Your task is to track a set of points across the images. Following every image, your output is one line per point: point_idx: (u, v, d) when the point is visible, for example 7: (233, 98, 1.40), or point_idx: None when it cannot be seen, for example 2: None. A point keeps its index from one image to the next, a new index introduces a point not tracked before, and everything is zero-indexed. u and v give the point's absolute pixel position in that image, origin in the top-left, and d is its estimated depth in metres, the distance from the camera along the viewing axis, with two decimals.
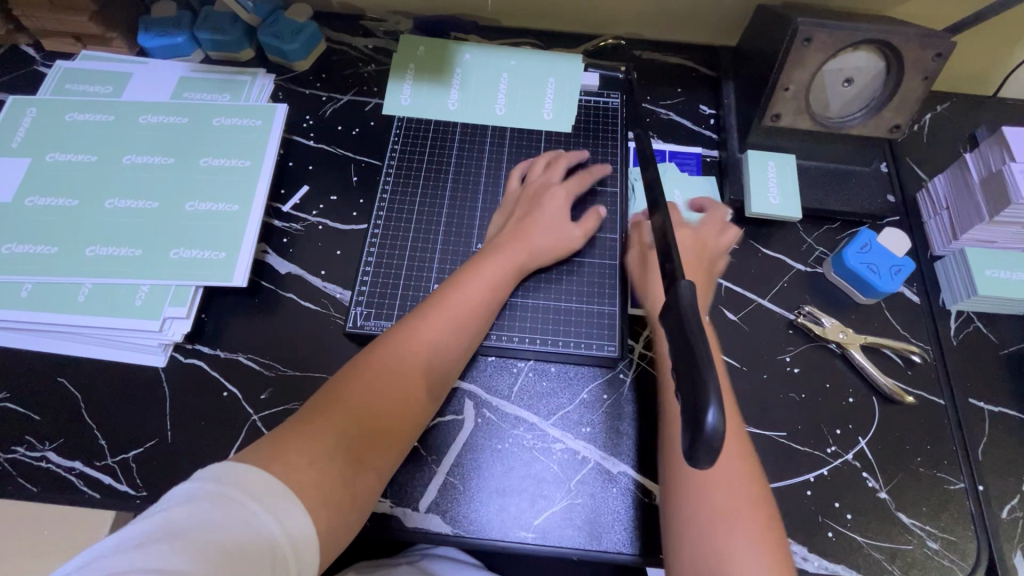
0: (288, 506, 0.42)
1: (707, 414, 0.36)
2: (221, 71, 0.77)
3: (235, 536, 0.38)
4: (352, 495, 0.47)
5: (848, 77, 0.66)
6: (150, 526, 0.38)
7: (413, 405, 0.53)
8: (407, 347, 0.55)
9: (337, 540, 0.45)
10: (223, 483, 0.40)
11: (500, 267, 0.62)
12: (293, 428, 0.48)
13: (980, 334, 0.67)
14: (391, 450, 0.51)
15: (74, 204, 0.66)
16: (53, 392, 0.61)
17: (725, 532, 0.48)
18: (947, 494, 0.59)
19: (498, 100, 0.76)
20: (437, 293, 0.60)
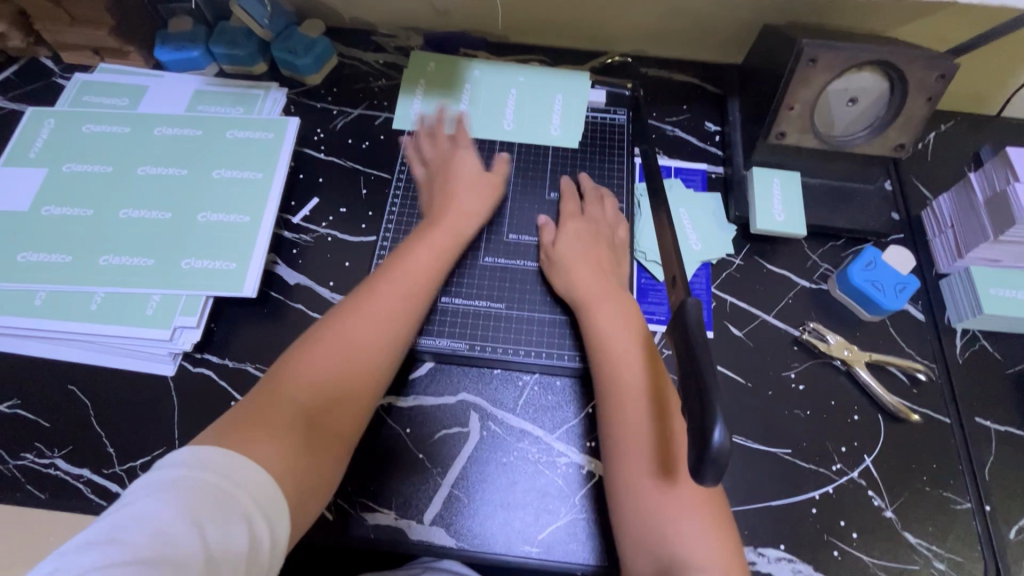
0: (263, 487, 0.43)
1: (714, 433, 0.37)
2: (235, 85, 0.78)
3: (229, 537, 0.39)
4: (317, 464, 0.49)
5: (853, 97, 0.66)
6: (146, 511, 0.39)
7: (371, 373, 0.54)
8: (358, 317, 0.56)
9: (304, 508, 0.47)
10: (221, 474, 0.42)
11: (443, 238, 0.64)
12: (252, 405, 0.49)
13: (986, 352, 0.67)
14: (352, 417, 0.53)
15: (88, 214, 0.67)
16: (63, 399, 0.62)
17: (667, 516, 0.50)
18: (953, 514, 0.59)
19: (506, 115, 0.77)
20: (385, 264, 0.61)
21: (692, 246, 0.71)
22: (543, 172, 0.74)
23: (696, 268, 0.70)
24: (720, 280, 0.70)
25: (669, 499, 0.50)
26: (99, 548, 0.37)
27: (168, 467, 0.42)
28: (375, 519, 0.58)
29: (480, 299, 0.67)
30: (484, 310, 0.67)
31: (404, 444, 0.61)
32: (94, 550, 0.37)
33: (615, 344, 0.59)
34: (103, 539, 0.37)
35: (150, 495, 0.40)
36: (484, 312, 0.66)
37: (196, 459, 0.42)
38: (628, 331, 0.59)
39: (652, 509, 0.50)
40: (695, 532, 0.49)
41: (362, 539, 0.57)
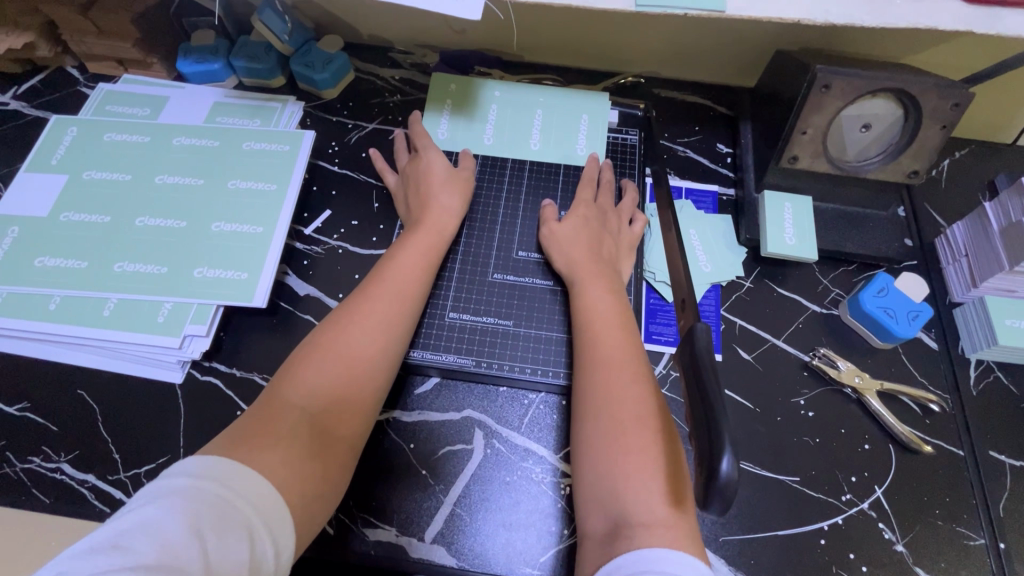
0: (266, 498, 0.44)
1: (722, 462, 0.36)
2: (253, 97, 0.80)
3: (231, 552, 0.39)
4: (323, 468, 0.49)
5: (866, 123, 0.66)
6: (153, 518, 0.39)
7: (369, 378, 0.55)
8: (350, 321, 0.57)
9: (312, 513, 0.47)
10: (230, 487, 0.42)
11: (427, 238, 0.66)
12: (257, 413, 0.50)
13: (1000, 384, 0.66)
14: (355, 422, 0.53)
15: (104, 221, 0.68)
16: (72, 403, 0.62)
17: (618, 478, 0.49)
18: (966, 549, 0.58)
19: (533, 136, 0.78)
20: (376, 268, 0.63)
21: (702, 268, 0.71)
22: (553, 190, 0.75)
23: (706, 290, 0.70)
24: (729, 302, 0.70)
25: (622, 460, 0.50)
26: (103, 552, 0.37)
27: (178, 476, 0.42)
28: (375, 535, 0.58)
29: (488, 316, 0.67)
30: (490, 326, 0.67)
31: (406, 459, 0.61)
32: (98, 554, 0.37)
33: (591, 332, 0.59)
34: (108, 544, 0.37)
35: (159, 502, 0.40)
36: (491, 329, 0.66)
37: (206, 470, 0.43)
38: (618, 327, 0.59)
39: (603, 474, 0.50)
40: (646, 497, 0.48)
41: (359, 554, 0.57)
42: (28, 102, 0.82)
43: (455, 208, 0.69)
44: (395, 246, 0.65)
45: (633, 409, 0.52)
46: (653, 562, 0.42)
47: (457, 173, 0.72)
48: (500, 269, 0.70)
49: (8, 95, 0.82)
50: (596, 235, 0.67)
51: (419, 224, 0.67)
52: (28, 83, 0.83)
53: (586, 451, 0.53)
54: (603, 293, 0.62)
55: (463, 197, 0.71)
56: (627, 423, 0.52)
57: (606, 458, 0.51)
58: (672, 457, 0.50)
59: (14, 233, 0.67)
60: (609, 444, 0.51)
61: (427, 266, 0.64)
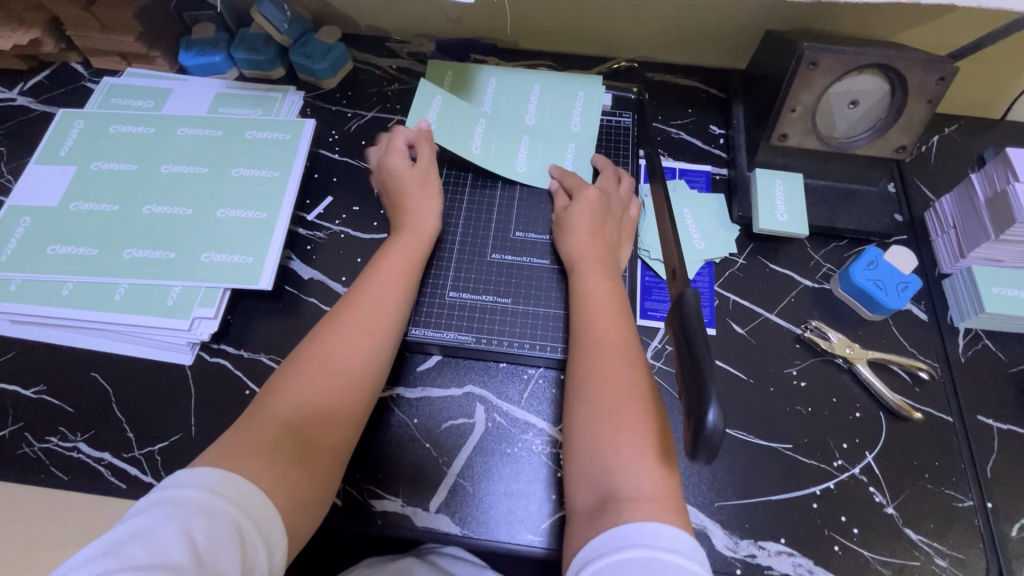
0: (257, 502, 0.46)
1: (708, 415, 0.37)
2: (254, 88, 0.82)
3: (223, 554, 0.41)
4: (310, 475, 0.51)
5: (854, 99, 0.67)
6: (142, 527, 0.41)
7: (355, 386, 0.56)
8: (335, 330, 0.58)
9: (301, 517, 0.49)
10: (221, 493, 0.44)
11: (415, 245, 0.67)
12: (240, 426, 0.51)
13: (989, 351, 0.67)
14: (340, 428, 0.54)
15: (112, 209, 0.70)
16: (86, 385, 0.64)
17: (606, 455, 0.51)
18: (956, 511, 0.59)
19: (518, 158, 0.76)
20: (363, 275, 0.64)
21: (696, 245, 0.72)
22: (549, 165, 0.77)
23: (700, 267, 0.72)
24: (723, 279, 0.72)
25: (609, 435, 0.52)
26: (98, 559, 0.39)
27: (170, 486, 0.44)
28: (381, 505, 0.60)
29: (487, 295, 0.69)
30: (490, 305, 0.68)
31: (411, 434, 0.63)
32: (93, 561, 0.39)
33: (584, 319, 0.61)
34: (103, 551, 0.39)
35: (152, 510, 0.42)
36: (490, 307, 0.68)
37: (199, 478, 0.45)
38: (609, 318, 0.60)
39: (590, 454, 0.52)
40: (634, 477, 0.49)
41: (369, 525, 0.59)
42: (34, 98, 0.83)
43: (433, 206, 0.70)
44: (385, 248, 0.66)
45: (624, 394, 0.54)
46: (637, 536, 0.44)
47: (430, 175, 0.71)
48: (499, 251, 0.71)
49: (15, 91, 0.84)
50: (597, 216, 0.68)
51: (402, 231, 0.67)
52: (34, 79, 0.85)
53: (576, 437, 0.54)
54: (598, 278, 0.63)
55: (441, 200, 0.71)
56: (618, 406, 0.53)
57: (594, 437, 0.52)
58: (662, 431, 0.52)
59: (26, 223, 0.69)
60: (596, 430, 0.53)
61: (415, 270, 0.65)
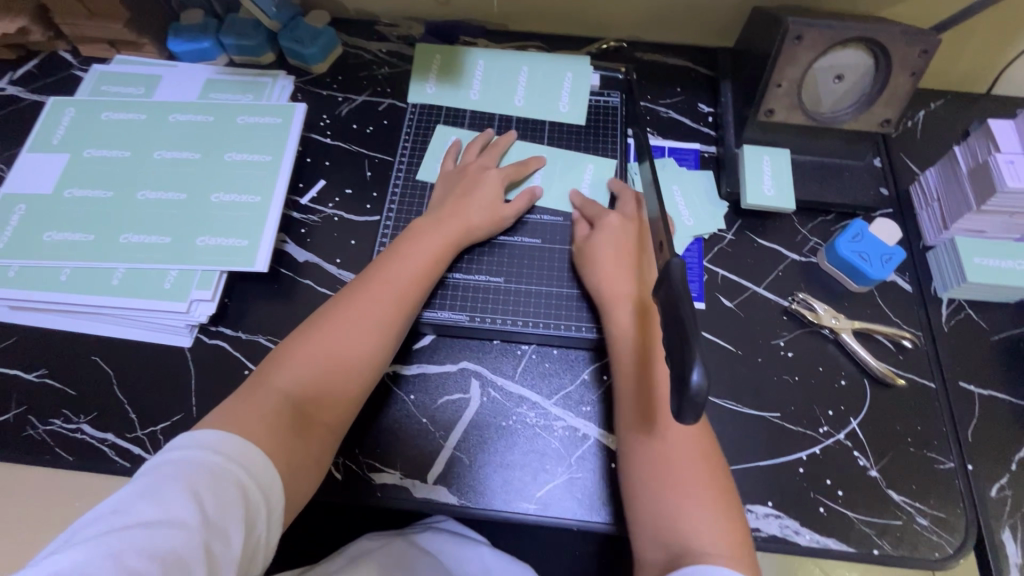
0: (258, 463, 0.48)
1: (692, 373, 0.38)
2: (244, 74, 0.82)
3: (227, 508, 0.43)
4: (305, 446, 0.53)
5: (839, 74, 0.68)
6: (151, 486, 0.43)
7: (356, 375, 0.57)
8: (344, 316, 0.59)
9: (297, 485, 0.51)
10: (221, 453, 0.46)
11: (444, 241, 0.66)
12: (243, 390, 0.54)
13: (971, 320, 0.69)
14: (335, 411, 0.56)
15: (107, 195, 0.70)
16: (88, 369, 0.66)
17: (670, 500, 0.52)
18: (937, 473, 0.61)
19: (533, 180, 0.74)
20: (379, 262, 0.64)
21: (685, 222, 0.74)
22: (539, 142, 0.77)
23: (689, 243, 0.73)
24: (712, 254, 0.73)
25: (671, 478, 0.53)
26: (107, 517, 0.41)
27: (172, 448, 0.46)
28: (380, 478, 0.61)
29: (480, 274, 0.70)
30: (484, 284, 0.69)
31: (408, 409, 0.64)
32: (104, 519, 0.41)
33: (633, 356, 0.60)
34: (112, 509, 0.41)
35: (157, 471, 0.44)
36: (484, 287, 0.69)
37: (199, 440, 0.47)
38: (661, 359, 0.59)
39: (655, 495, 0.52)
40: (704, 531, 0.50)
41: (368, 497, 0.61)
42: (24, 87, 0.83)
43: (484, 222, 0.69)
44: (406, 239, 0.66)
45: (683, 440, 0.54)
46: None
47: (504, 211, 0.70)
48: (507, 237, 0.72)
49: (4, 80, 0.84)
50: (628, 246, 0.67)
51: (427, 223, 0.67)
52: (23, 69, 0.85)
53: (633, 473, 0.54)
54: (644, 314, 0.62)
55: (489, 213, 0.69)
56: (680, 455, 0.53)
57: (659, 477, 0.53)
58: (720, 478, 0.53)
59: (21, 211, 0.70)
60: (652, 466, 0.54)
61: (435, 268, 0.65)
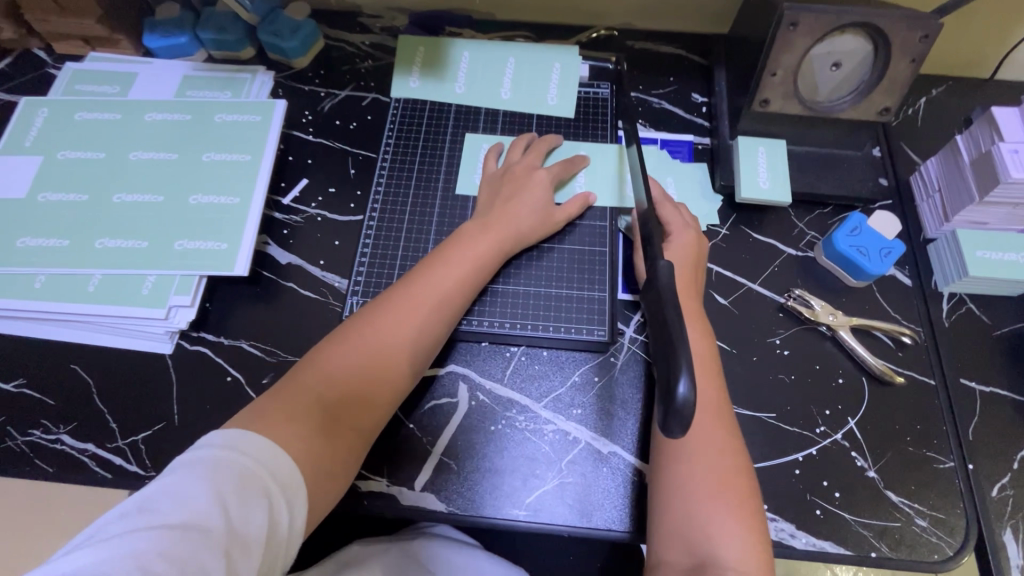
0: (283, 468, 0.47)
1: (679, 383, 0.36)
2: (222, 70, 0.79)
3: (249, 512, 0.43)
4: (334, 450, 0.52)
5: (836, 61, 0.66)
6: (177, 485, 0.43)
7: (391, 381, 0.56)
8: (383, 320, 0.57)
9: (321, 490, 0.51)
10: (247, 455, 0.46)
11: (489, 245, 0.63)
12: (280, 387, 0.53)
13: (972, 315, 0.67)
14: (367, 416, 0.55)
15: (83, 199, 0.68)
16: (66, 378, 0.64)
17: (701, 515, 0.51)
18: (937, 472, 0.60)
19: (578, 176, 0.72)
20: (424, 265, 0.62)
21: None
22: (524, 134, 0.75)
23: None
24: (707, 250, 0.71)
25: (704, 493, 0.51)
26: (131, 515, 0.41)
27: (198, 447, 0.46)
28: (367, 486, 0.60)
29: None
30: None
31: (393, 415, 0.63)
32: (128, 517, 0.41)
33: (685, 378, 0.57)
34: (136, 508, 0.42)
35: (182, 470, 0.44)
36: None
37: (225, 440, 0.47)
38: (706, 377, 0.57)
39: (685, 513, 0.51)
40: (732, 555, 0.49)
41: (355, 506, 0.59)
42: None
43: (531, 228, 0.66)
44: (450, 243, 0.64)
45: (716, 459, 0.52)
46: None
47: (552, 217, 0.68)
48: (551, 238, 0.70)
49: None
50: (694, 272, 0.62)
51: (476, 225, 0.65)
52: None
53: (660, 491, 0.53)
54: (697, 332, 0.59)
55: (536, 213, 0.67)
56: (716, 476, 0.52)
57: (690, 490, 0.52)
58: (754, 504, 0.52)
59: None
60: (680, 484, 0.52)
61: (478, 275, 0.62)
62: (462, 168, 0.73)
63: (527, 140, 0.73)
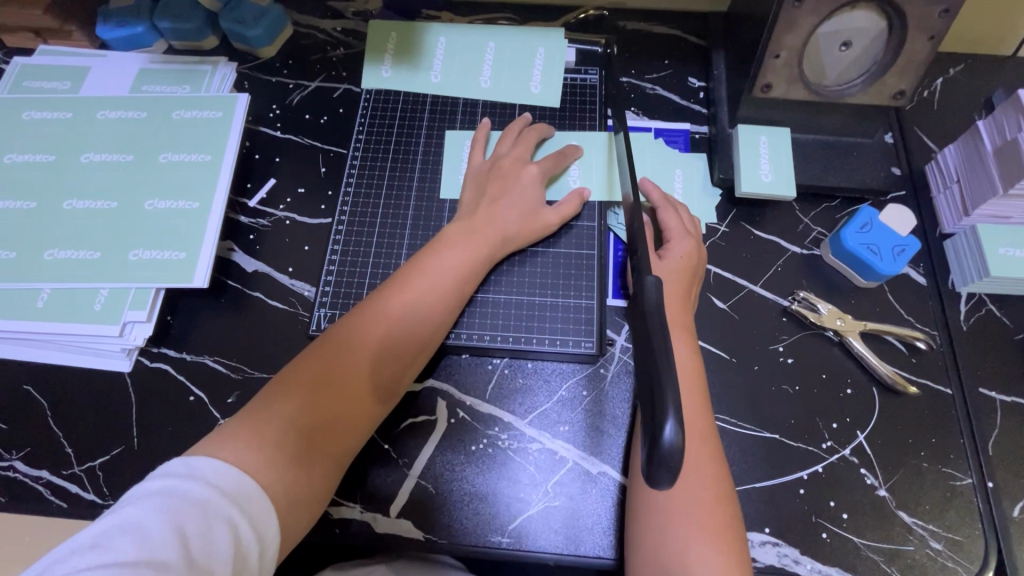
0: (254, 501, 0.42)
1: (665, 428, 0.35)
2: (181, 61, 0.74)
3: (215, 551, 0.38)
4: (308, 481, 0.47)
5: (846, 40, 0.59)
6: (134, 518, 0.38)
7: (371, 400, 0.51)
8: (361, 332, 0.52)
9: (295, 523, 0.46)
10: (216, 486, 0.41)
11: (477, 249, 0.59)
12: (248, 409, 0.48)
13: (992, 317, 0.62)
14: (346, 438, 0.50)
15: (31, 207, 0.64)
16: (19, 400, 0.60)
17: (677, 543, 0.47)
18: (953, 490, 0.55)
19: (570, 170, 0.67)
20: (403, 271, 0.57)
21: None
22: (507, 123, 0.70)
23: None
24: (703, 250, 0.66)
25: (681, 518, 0.47)
26: (82, 552, 0.36)
27: (162, 474, 0.41)
28: (339, 513, 0.56)
29: None
30: None
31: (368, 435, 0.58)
32: (78, 554, 0.36)
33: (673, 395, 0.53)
34: (88, 544, 0.37)
35: (141, 501, 0.39)
36: None
37: (193, 468, 0.42)
38: (694, 394, 0.52)
39: (666, 543, 0.47)
40: None
41: (326, 534, 0.55)
42: None
43: (520, 228, 0.61)
44: (433, 246, 0.59)
45: (699, 482, 0.48)
46: None
47: (543, 215, 0.63)
48: (540, 241, 0.64)
49: None
50: (690, 283, 0.58)
51: (461, 227, 0.60)
52: None
53: (641, 517, 0.49)
54: (686, 345, 0.54)
55: (524, 215, 0.62)
56: (700, 502, 0.48)
57: (665, 514, 0.48)
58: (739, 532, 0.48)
59: None
60: (663, 511, 0.48)
61: (465, 280, 0.58)
62: (447, 163, 0.68)
63: (516, 131, 0.67)
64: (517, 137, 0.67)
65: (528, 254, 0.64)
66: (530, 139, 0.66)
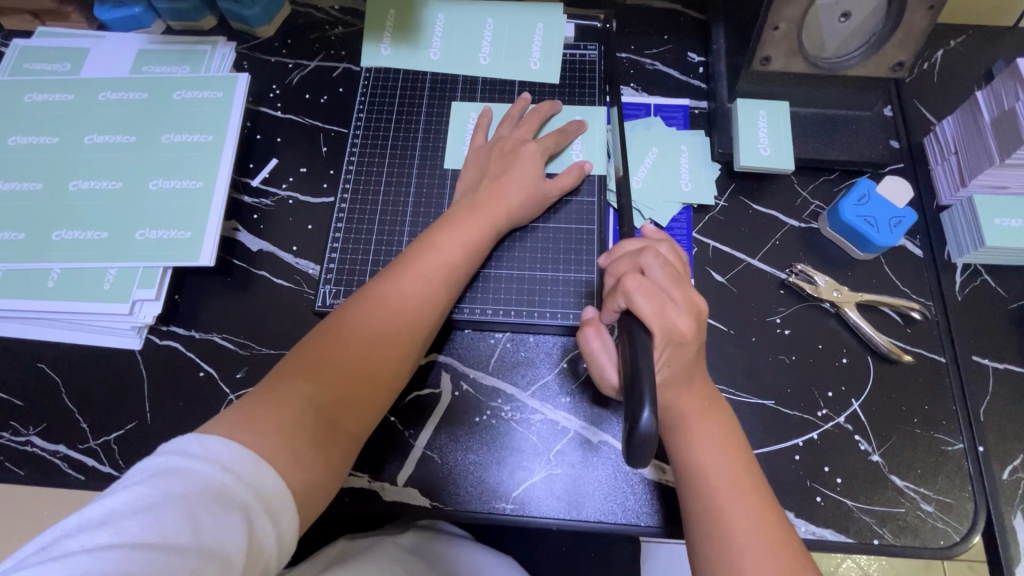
0: (271, 486, 0.43)
1: (642, 416, 0.42)
2: (180, 42, 0.74)
3: (229, 537, 0.38)
4: (328, 458, 0.48)
5: (845, 11, 0.59)
6: (146, 499, 0.38)
7: (386, 380, 0.53)
8: (372, 313, 0.53)
9: (318, 496, 0.47)
10: (233, 471, 0.41)
11: (481, 229, 0.59)
12: (263, 391, 0.48)
13: (987, 288, 0.63)
14: (363, 414, 0.51)
15: (38, 188, 0.65)
16: (34, 378, 0.61)
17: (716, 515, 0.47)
18: (944, 455, 0.57)
19: (573, 145, 0.67)
20: (409, 252, 0.57)
21: (680, 187, 0.66)
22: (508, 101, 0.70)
23: (677, 211, 0.66)
24: (701, 224, 0.66)
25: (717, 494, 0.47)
26: (92, 530, 0.36)
27: (178, 454, 0.41)
28: (348, 482, 0.57)
29: None
30: None
31: None
32: (88, 531, 0.36)
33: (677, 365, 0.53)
34: (97, 521, 0.36)
35: (153, 482, 0.39)
36: None
37: (208, 449, 0.41)
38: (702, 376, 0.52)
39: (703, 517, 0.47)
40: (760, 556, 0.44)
41: (336, 503, 0.57)
42: None
43: (524, 205, 0.62)
44: (437, 226, 0.59)
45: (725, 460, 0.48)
46: None
47: (545, 191, 0.63)
48: (540, 215, 0.65)
49: None
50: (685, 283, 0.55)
51: (464, 208, 0.60)
52: None
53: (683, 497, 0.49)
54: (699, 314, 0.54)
55: (527, 192, 0.62)
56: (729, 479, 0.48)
57: (707, 494, 0.48)
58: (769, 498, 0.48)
59: None
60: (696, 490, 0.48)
61: (471, 261, 0.58)
62: (449, 140, 0.68)
63: (520, 110, 0.67)
64: (518, 116, 0.67)
65: (529, 230, 0.65)
66: (533, 116, 0.66)
